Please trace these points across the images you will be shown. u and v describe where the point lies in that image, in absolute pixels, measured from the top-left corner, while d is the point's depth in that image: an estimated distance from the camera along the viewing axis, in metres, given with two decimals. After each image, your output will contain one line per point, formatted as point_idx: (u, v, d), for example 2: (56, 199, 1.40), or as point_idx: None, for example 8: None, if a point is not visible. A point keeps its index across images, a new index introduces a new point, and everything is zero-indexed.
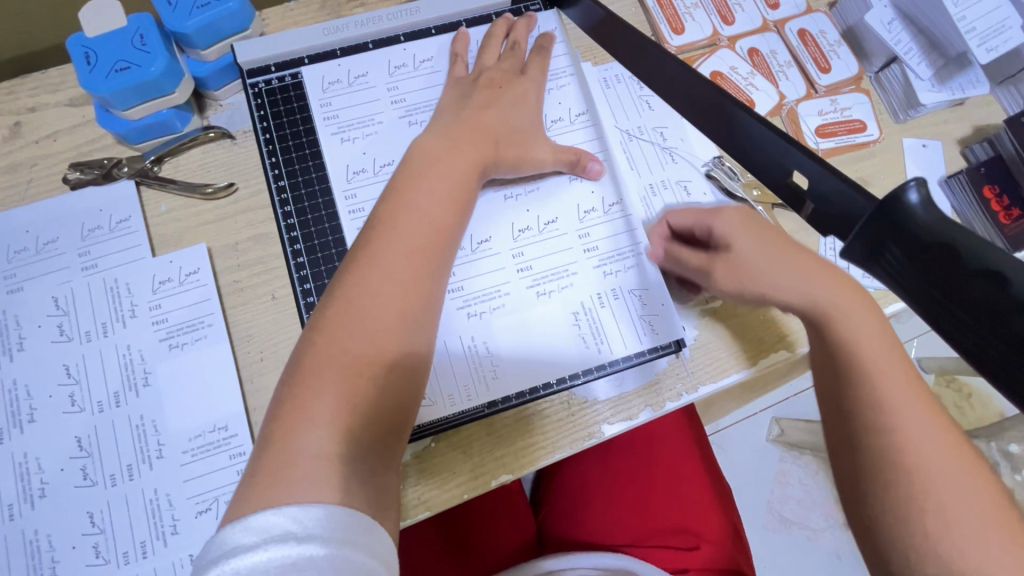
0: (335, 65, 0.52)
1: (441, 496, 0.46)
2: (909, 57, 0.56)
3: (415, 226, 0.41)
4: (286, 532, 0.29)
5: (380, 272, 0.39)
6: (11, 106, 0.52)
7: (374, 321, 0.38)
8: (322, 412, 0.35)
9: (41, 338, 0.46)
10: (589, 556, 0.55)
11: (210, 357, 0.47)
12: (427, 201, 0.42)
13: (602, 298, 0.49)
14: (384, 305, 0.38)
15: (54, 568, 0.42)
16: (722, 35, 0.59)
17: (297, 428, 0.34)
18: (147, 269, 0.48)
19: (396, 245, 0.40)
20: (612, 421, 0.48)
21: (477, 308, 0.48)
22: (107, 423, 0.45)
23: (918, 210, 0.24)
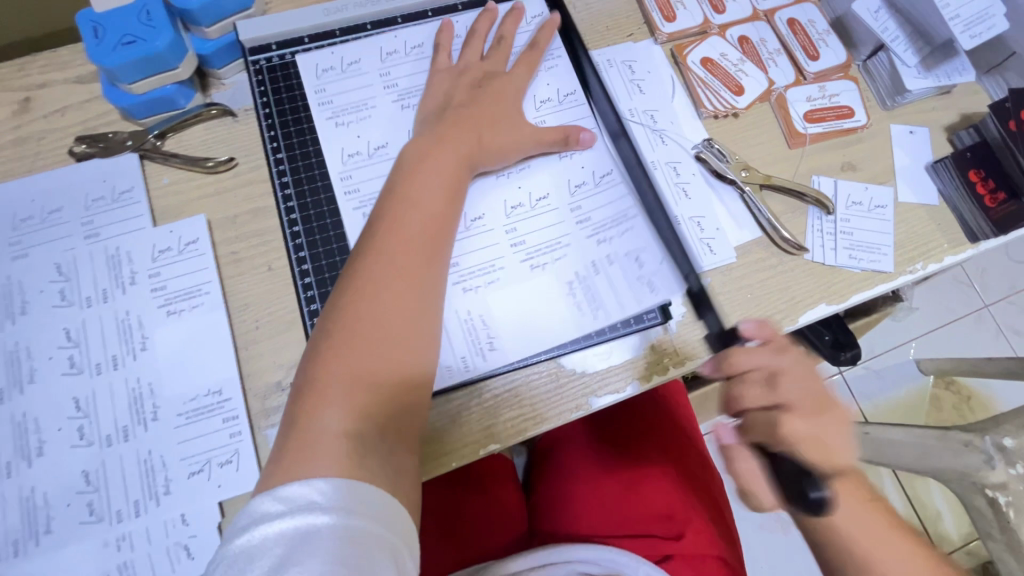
0: (330, 53, 0.54)
1: (430, 464, 0.47)
2: (896, 44, 0.57)
3: (417, 218, 0.44)
4: (310, 501, 0.32)
5: (386, 263, 0.42)
6: (21, 83, 0.54)
7: (383, 299, 0.40)
8: (337, 394, 0.37)
9: (43, 302, 0.47)
10: (584, 549, 0.54)
11: (207, 326, 0.48)
12: (424, 195, 0.45)
13: (597, 267, 0.51)
14: (395, 294, 0.41)
15: (49, 524, 0.43)
16: (713, 23, 0.60)
17: (319, 406, 0.37)
18: (148, 239, 0.49)
19: (400, 230, 0.43)
20: (601, 394, 0.49)
21: (472, 283, 0.50)
22: (105, 385, 0.46)
23: None
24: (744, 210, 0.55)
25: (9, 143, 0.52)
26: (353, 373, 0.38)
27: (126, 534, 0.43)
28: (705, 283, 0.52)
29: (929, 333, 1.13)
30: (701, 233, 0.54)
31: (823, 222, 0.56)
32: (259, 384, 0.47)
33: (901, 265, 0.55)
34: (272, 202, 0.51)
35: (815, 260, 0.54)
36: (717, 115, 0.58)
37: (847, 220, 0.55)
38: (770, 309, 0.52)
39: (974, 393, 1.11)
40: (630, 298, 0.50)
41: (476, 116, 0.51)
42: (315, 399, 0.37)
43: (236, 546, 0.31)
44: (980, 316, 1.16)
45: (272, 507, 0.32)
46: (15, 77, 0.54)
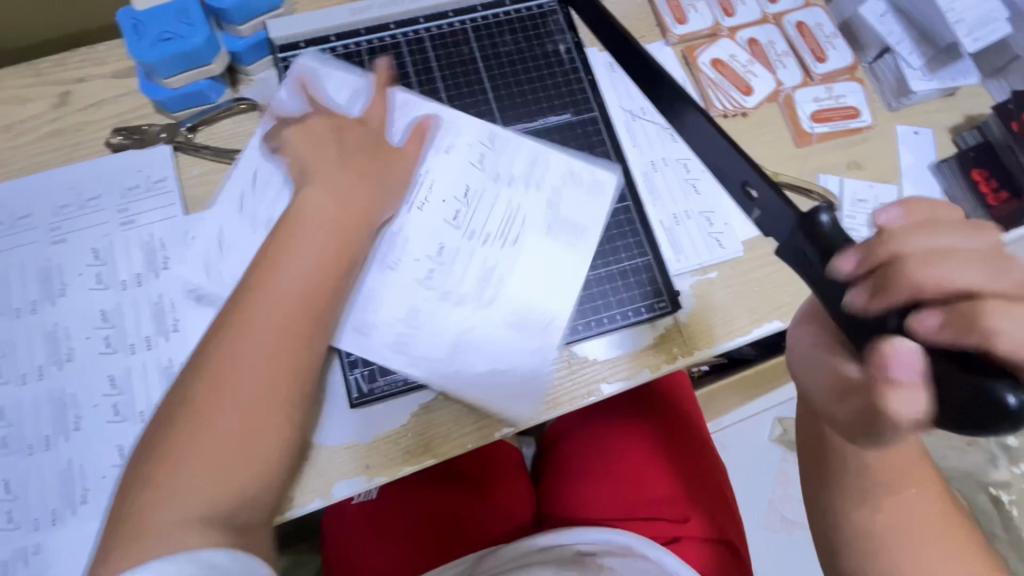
0: (252, 148, 0.53)
1: (446, 445, 0.49)
2: (901, 47, 0.59)
3: (278, 297, 0.42)
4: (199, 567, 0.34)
5: (249, 344, 0.40)
6: (61, 77, 0.56)
7: (240, 391, 0.39)
8: (175, 481, 0.37)
9: (81, 285, 0.50)
10: (589, 531, 0.57)
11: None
12: (286, 275, 0.42)
13: (552, 244, 0.51)
14: (258, 379, 0.40)
15: (85, 495, 0.45)
16: (723, 26, 0.62)
17: (153, 498, 0.37)
18: (180, 227, 0.52)
19: (261, 313, 0.41)
20: (611, 381, 0.51)
21: (459, 312, 0.49)
22: (139, 364, 0.48)
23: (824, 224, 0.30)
24: None
25: (49, 134, 0.55)
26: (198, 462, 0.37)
27: None
28: (713, 275, 0.54)
29: None
30: (710, 228, 0.55)
31: None
32: None
33: None
34: None
35: None
36: (727, 114, 0.60)
37: (852, 217, 0.57)
38: (777, 302, 0.54)
39: None
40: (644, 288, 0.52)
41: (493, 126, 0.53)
42: (152, 494, 0.37)
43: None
44: None
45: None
46: (56, 71, 0.56)
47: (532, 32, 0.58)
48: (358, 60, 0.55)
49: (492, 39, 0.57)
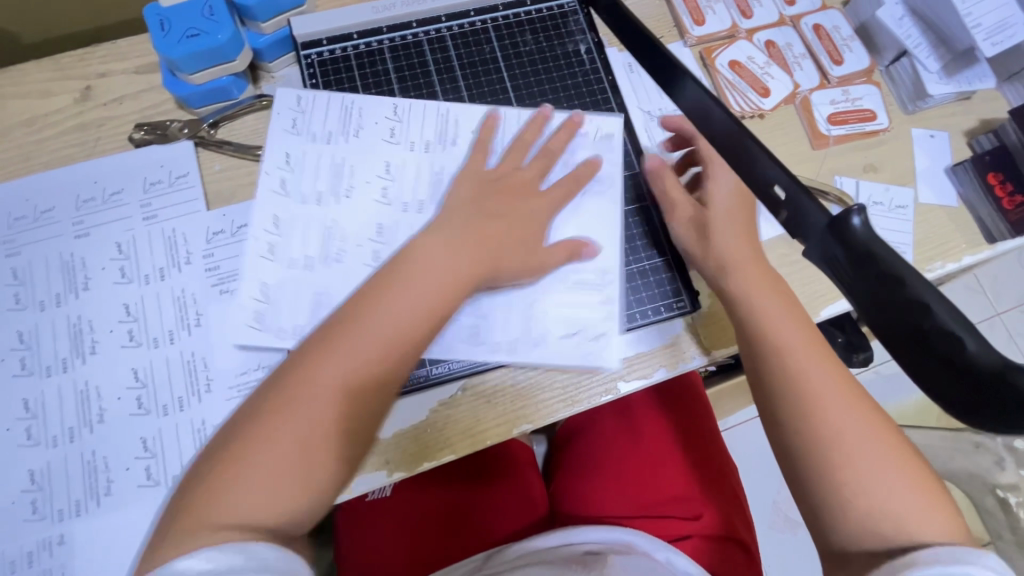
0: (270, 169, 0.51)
1: (466, 440, 0.49)
2: (919, 51, 0.59)
3: (401, 302, 0.42)
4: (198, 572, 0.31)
5: (358, 345, 0.40)
6: (83, 72, 0.56)
7: (337, 385, 0.39)
8: (247, 472, 0.36)
9: (104, 278, 0.50)
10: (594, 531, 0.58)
11: (335, 286, 0.49)
12: (421, 281, 0.43)
13: (600, 280, 0.51)
14: (357, 375, 0.39)
15: (109, 487, 0.46)
16: (741, 27, 0.63)
17: (227, 483, 0.35)
18: (270, 206, 0.50)
19: (376, 318, 0.41)
20: (628, 379, 0.51)
21: (521, 312, 0.50)
22: (162, 358, 0.48)
23: (855, 227, 0.28)
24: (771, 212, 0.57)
25: (71, 128, 0.55)
26: (285, 452, 0.36)
27: None
28: None
29: None
30: None
31: None
32: None
33: (919, 264, 0.57)
34: None
35: None
36: (744, 115, 0.60)
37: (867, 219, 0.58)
38: None
39: None
40: (664, 289, 0.53)
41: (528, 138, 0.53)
42: (224, 477, 0.35)
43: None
44: (991, 323, 1.17)
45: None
46: (78, 66, 0.57)
47: (552, 32, 0.58)
48: (380, 58, 0.56)
49: (513, 39, 0.58)
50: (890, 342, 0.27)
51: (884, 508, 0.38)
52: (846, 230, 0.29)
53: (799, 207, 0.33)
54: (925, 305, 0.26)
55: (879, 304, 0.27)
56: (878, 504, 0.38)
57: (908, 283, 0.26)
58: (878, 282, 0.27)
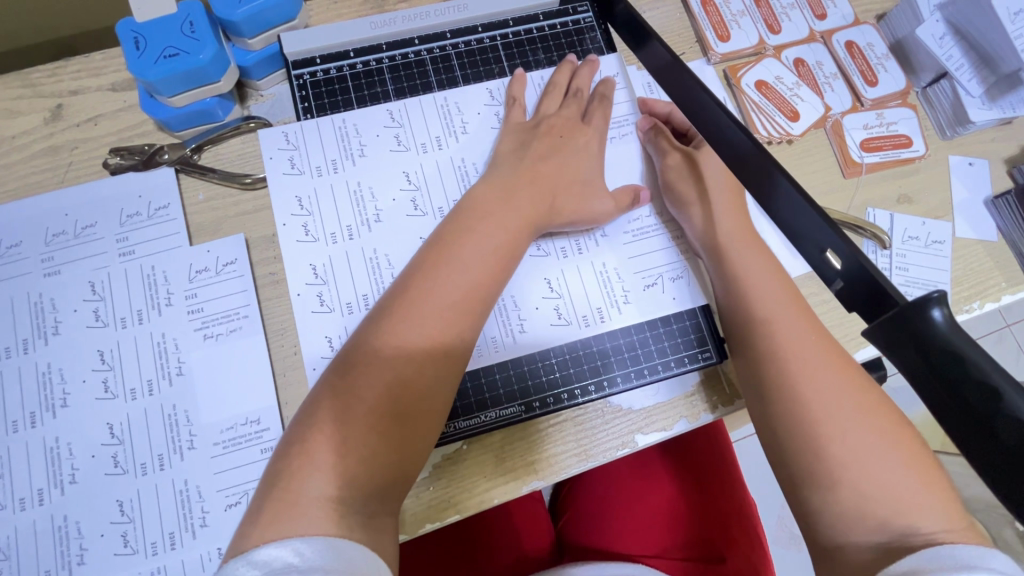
0: (275, 154, 0.47)
1: (471, 500, 0.45)
2: (960, 74, 0.55)
3: (455, 282, 0.40)
4: (287, 564, 0.28)
5: (415, 326, 0.39)
6: (53, 89, 0.52)
7: (407, 356, 0.38)
8: (324, 458, 0.34)
9: (77, 322, 0.46)
10: (610, 565, 0.55)
11: (385, 245, 0.46)
12: (472, 256, 0.41)
13: (600, 274, 0.48)
14: (424, 349, 0.38)
15: (82, 556, 0.42)
16: (768, 44, 0.58)
17: (302, 474, 0.33)
18: (291, 187, 0.47)
19: (438, 295, 0.40)
20: (648, 432, 0.47)
21: (552, 312, 0.47)
22: (140, 412, 0.44)
23: (935, 323, 0.24)
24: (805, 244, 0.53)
25: (40, 152, 0.50)
26: (356, 439, 0.35)
27: (161, 567, 0.42)
28: None
29: None
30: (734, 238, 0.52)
31: (878, 256, 0.54)
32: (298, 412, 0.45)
33: (958, 303, 0.54)
34: None
35: None
36: (770, 141, 0.56)
37: (902, 256, 0.54)
38: None
39: None
40: (688, 338, 0.48)
41: (556, 172, 0.46)
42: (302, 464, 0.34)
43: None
44: (1001, 336, 1.15)
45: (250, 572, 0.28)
46: (47, 83, 0.52)
47: (567, 50, 0.54)
48: (379, 79, 0.51)
49: (524, 58, 0.53)
50: (977, 460, 0.23)
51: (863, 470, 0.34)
52: (925, 324, 0.25)
53: (856, 271, 0.30)
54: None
55: (965, 418, 0.23)
56: (860, 477, 0.33)
57: (1008, 400, 0.22)
58: (964, 390, 0.23)
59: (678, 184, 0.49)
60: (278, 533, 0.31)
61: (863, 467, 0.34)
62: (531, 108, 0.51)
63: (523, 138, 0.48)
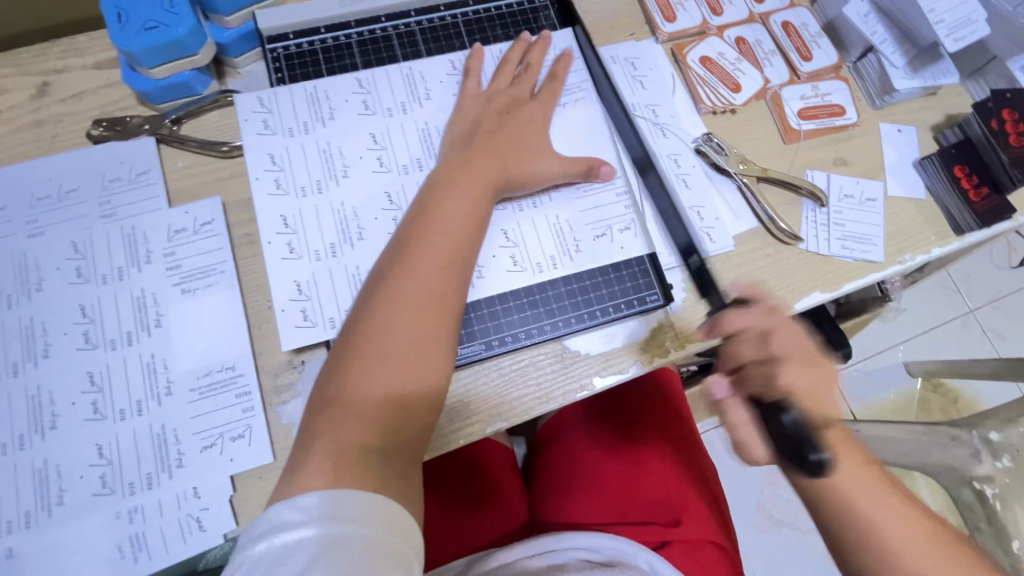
0: (251, 114, 0.50)
1: (438, 440, 0.47)
2: (884, 47, 0.60)
3: (442, 246, 0.44)
4: (316, 508, 0.33)
5: (412, 287, 0.42)
6: (39, 68, 0.55)
7: (404, 316, 0.41)
8: (348, 415, 0.39)
9: (59, 279, 0.48)
10: (579, 537, 0.54)
11: (350, 199, 0.49)
12: (451, 221, 0.45)
13: (554, 226, 0.52)
14: (419, 305, 0.42)
15: (61, 496, 0.43)
16: (711, 24, 0.63)
17: (333, 428, 0.38)
18: (264, 146, 0.50)
19: (426, 260, 0.43)
20: (603, 375, 0.50)
21: (508, 261, 0.51)
22: (119, 361, 0.47)
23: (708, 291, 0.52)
24: (742, 202, 0.57)
25: (27, 125, 0.53)
26: (372, 400, 0.39)
27: (138, 506, 0.44)
28: None
29: (916, 336, 1.20)
30: (700, 222, 0.55)
31: (817, 214, 0.58)
32: (272, 361, 0.48)
33: (891, 256, 0.58)
34: None
35: (809, 250, 0.56)
36: (715, 110, 0.60)
37: (838, 213, 0.58)
38: (767, 296, 0.54)
39: (961, 394, 1.18)
40: (636, 282, 0.52)
41: (507, 140, 0.51)
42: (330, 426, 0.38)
43: (253, 552, 0.32)
44: (965, 320, 1.22)
45: (292, 517, 0.33)
46: (34, 62, 0.55)
47: (523, 27, 0.58)
48: (348, 53, 0.55)
49: (483, 34, 0.57)
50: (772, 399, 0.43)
51: (892, 564, 0.40)
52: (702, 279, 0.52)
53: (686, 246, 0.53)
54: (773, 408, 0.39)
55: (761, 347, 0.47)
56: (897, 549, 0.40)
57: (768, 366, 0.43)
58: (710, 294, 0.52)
59: None
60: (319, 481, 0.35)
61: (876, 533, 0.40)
62: (487, 77, 0.55)
63: (476, 105, 0.52)
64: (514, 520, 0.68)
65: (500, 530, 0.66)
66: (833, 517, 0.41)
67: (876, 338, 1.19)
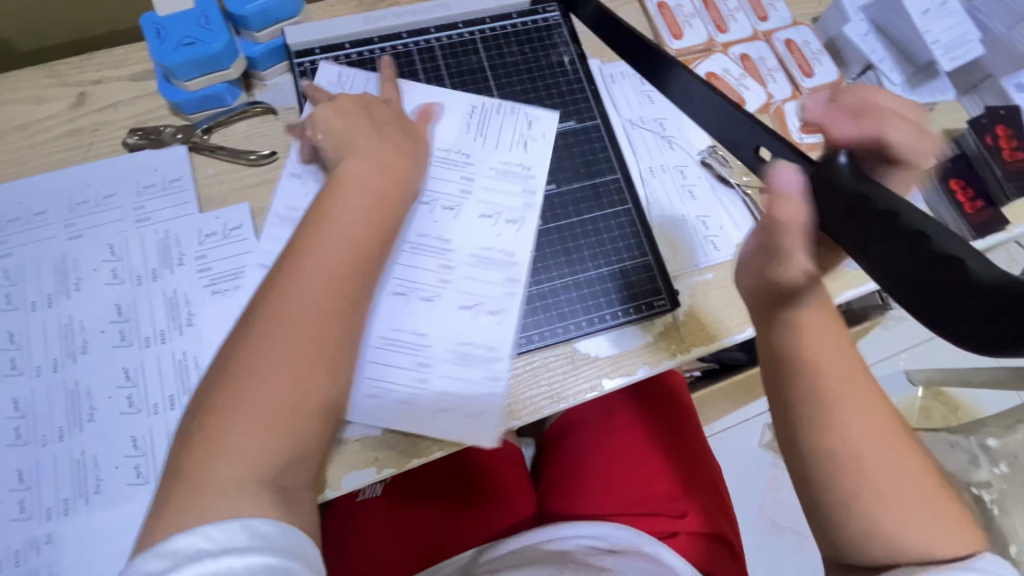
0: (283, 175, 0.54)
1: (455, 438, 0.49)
2: (883, 64, 0.63)
3: (321, 258, 0.42)
4: (199, 549, 0.32)
5: (301, 298, 0.41)
6: (78, 79, 0.58)
7: (287, 331, 0.40)
8: (233, 445, 0.36)
9: (96, 280, 0.51)
10: (588, 526, 0.57)
11: None
12: (341, 225, 0.44)
13: (501, 175, 0.56)
14: (295, 325, 0.40)
15: (98, 485, 0.46)
16: (717, 41, 0.66)
17: (210, 464, 0.36)
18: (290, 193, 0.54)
19: (308, 271, 0.42)
20: (611, 376, 0.52)
21: (474, 230, 0.54)
22: (153, 358, 0.49)
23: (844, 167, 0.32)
24: (746, 213, 0.59)
25: (65, 133, 0.56)
26: (253, 424, 0.37)
27: None
28: (709, 277, 0.56)
29: (918, 345, 1.22)
30: (706, 232, 0.58)
31: None
32: None
33: None
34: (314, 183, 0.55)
35: None
36: None
37: None
38: None
39: (961, 403, 1.19)
40: (645, 288, 0.54)
41: None
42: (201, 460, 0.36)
43: None
44: None
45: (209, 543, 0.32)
46: (74, 73, 0.58)
47: (537, 43, 0.61)
48: (371, 66, 0.58)
49: (500, 50, 0.60)
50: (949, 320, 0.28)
51: (862, 519, 0.36)
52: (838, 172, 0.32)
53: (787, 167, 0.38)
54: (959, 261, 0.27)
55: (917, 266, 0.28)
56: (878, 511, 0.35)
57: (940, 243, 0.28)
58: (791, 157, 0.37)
59: None
60: (192, 520, 0.33)
61: (871, 494, 0.35)
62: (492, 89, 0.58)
63: None
64: (524, 510, 0.70)
65: (511, 520, 0.69)
66: (816, 463, 0.37)
67: (877, 347, 1.21)
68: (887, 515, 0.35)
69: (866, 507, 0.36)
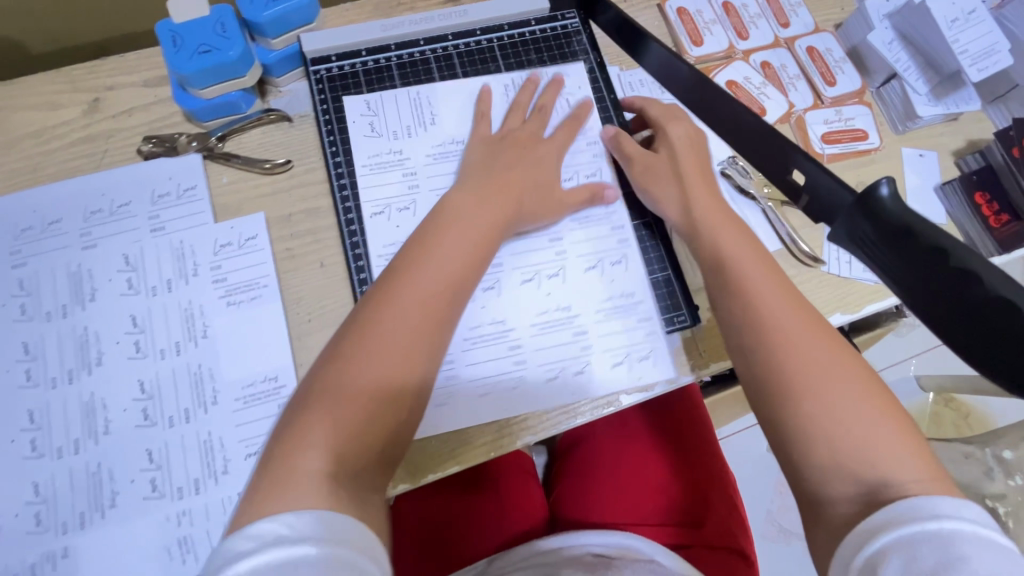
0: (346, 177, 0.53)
1: (470, 453, 0.49)
2: (908, 74, 0.61)
3: (430, 275, 0.43)
4: (280, 535, 0.31)
5: (394, 317, 0.41)
6: (91, 84, 0.57)
7: (383, 347, 0.40)
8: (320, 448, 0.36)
9: (111, 290, 0.50)
10: (599, 534, 0.57)
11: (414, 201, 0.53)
12: (445, 246, 0.45)
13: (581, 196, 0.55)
14: (392, 335, 0.40)
15: (114, 499, 0.46)
16: (737, 49, 0.65)
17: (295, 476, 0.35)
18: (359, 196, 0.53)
19: (411, 285, 0.42)
20: (629, 392, 0.51)
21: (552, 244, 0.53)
22: (168, 370, 0.49)
23: (884, 198, 0.30)
24: (765, 224, 0.59)
25: (80, 140, 0.55)
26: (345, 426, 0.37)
27: (187, 510, 0.46)
28: None
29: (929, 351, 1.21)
30: None
31: None
32: None
33: None
34: (328, 189, 0.55)
35: (830, 272, 0.58)
36: None
37: None
38: None
39: (973, 410, 1.18)
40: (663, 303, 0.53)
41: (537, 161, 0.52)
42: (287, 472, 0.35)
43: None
44: None
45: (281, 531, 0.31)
46: (87, 78, 0.57)
47: (555, 50, 0.60)
48: (388, 74, 0.57)
49: (517, 58, 0.59)
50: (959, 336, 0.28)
51: (811, 418, 0.38)
52: (875, 200, 0.30)
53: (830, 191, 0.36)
54: (973, 274, 0.27)
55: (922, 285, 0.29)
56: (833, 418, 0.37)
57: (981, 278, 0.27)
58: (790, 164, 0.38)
59: (648, 168, 0.54)
60: (274, 507, 0.33)
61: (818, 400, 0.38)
62: (507, 101, 0.58)
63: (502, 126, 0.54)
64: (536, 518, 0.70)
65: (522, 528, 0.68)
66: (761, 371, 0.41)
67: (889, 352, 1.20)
68: (817, 398, 0.38)
69: (821, 416, 0.38)
